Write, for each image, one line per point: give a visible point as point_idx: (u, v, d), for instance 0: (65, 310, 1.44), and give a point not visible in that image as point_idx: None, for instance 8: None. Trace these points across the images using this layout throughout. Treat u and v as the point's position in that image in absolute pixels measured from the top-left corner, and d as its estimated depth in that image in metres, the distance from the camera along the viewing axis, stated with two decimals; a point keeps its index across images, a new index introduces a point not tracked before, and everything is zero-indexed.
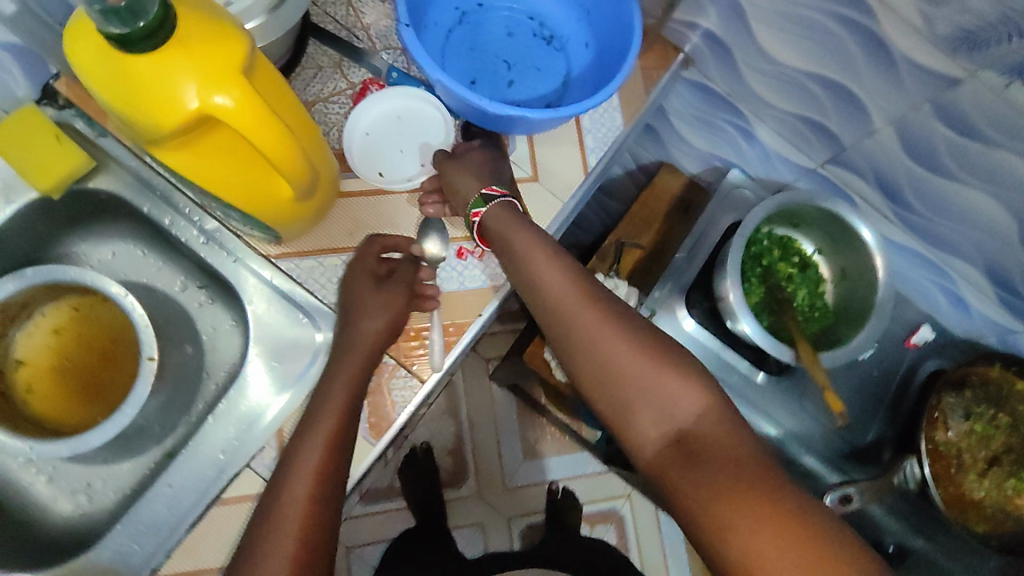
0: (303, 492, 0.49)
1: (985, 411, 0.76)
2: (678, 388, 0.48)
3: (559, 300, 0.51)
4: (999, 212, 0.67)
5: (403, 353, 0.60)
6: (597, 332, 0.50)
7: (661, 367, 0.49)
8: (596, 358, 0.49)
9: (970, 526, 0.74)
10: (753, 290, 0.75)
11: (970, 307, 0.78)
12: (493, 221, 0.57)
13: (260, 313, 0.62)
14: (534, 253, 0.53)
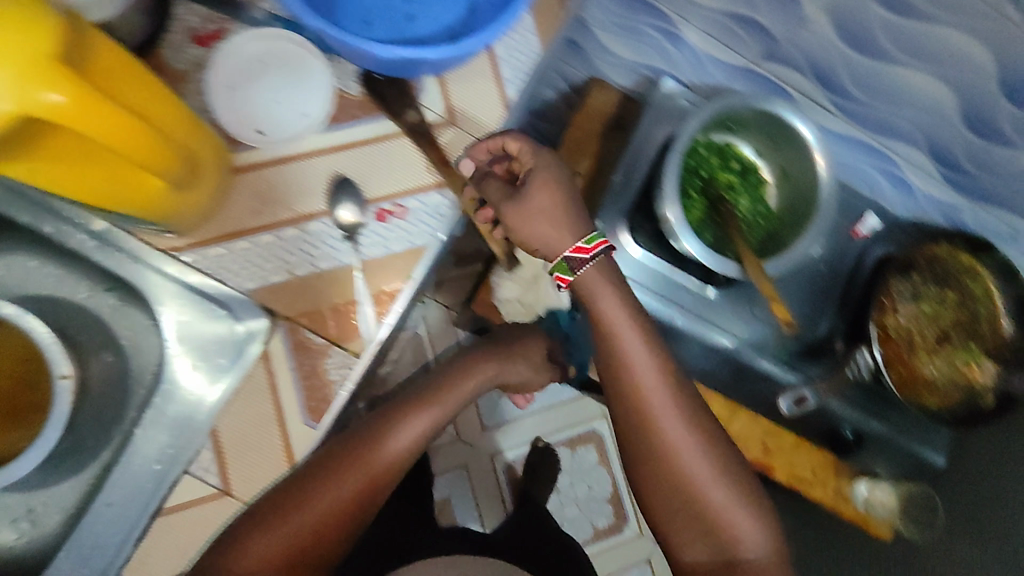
0: (348, 517, 0.59)
1: (932, 290, 0.77)
2: (739, 515, 0.61)
3: (655, 418, 0.60)
4: (944, 93, 0.63)
5: (336, 332, 0.58)
6: (681, 458, 0.60)
7: (728, 489, 0.61)
8: (673, 468, 0.61)
9: (921, 403, 0.76)
10: (693, 205, 0.72)
11: (912, 187, 0.78)
12: (586, 279, 0.61)
13: (178, 314, 0.61)
14: (639, 354, 0.61)
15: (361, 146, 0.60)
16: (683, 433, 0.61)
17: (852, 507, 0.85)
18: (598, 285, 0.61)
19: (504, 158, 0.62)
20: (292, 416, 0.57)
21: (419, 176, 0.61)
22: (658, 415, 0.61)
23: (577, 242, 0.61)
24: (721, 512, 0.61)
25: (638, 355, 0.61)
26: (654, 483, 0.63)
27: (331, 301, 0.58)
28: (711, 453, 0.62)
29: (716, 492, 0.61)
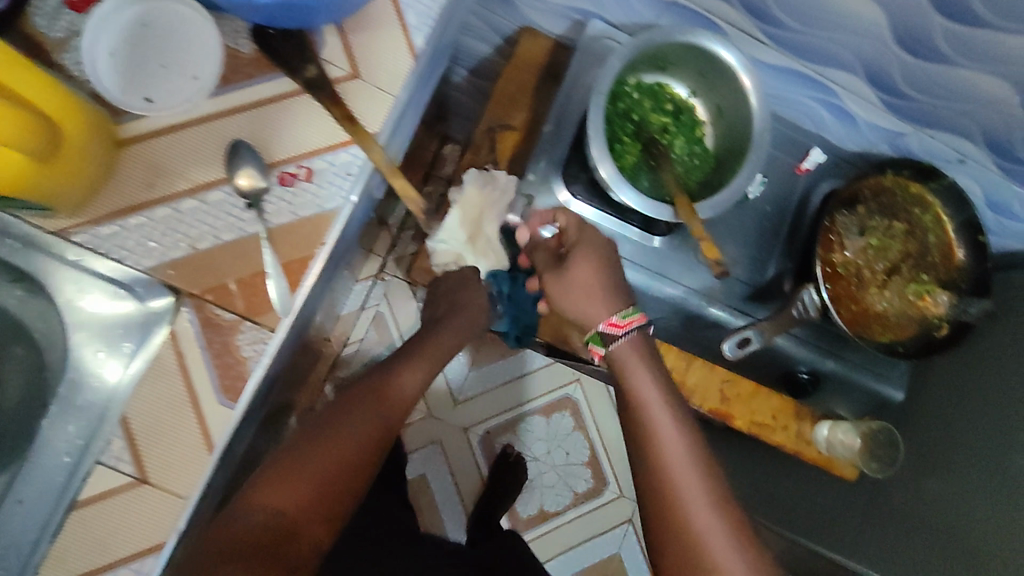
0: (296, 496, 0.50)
1: (879, 222, 0.75)
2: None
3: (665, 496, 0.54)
4: (873, 11, 0.59)
5: (246, 306, 0.56)
6: (695, 517, 0.52)
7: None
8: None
9: (875, 339, 0.74)
10: (626, 150, 0.69)
11: (856, 118, 0.75)
12: (620, 353, 0.62)
13: (88, 302, 0.59)
14: (671, 441, 0.56)
15: (258, 108, 0.57)
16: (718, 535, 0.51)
17: (815, 450, 0.87)
18: (633, 366, 0.61)
19: (553, 230, 0.68)
20: (205, 397, 0.55)
21: (321, 136, 0.57)
22: (687, 501, 0.53)
23: (612, 318, 0.62)
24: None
25: (673, 442, 0.56)
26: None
27: (237, 274, 0.55)
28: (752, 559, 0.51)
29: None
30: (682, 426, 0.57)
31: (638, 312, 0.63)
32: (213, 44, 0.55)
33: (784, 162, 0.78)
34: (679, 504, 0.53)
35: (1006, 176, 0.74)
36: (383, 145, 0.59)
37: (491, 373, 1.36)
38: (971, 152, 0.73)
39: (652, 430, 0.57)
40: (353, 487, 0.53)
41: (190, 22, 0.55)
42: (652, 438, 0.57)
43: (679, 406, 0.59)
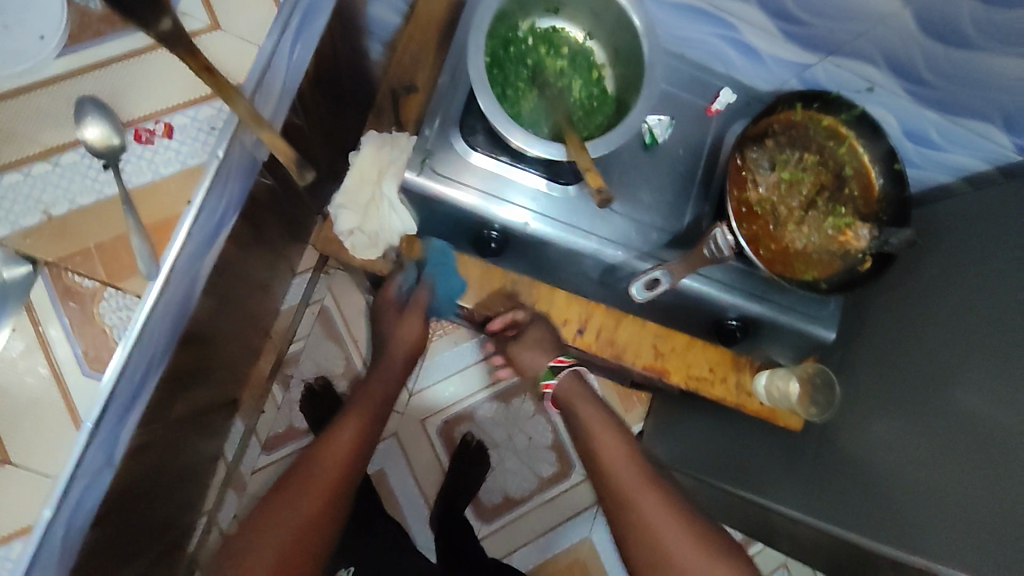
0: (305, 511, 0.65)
1: (790, 155, 0.73)
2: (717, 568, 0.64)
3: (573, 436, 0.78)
4: None
5: (106, 272, 0.53)
6: (604, 442, 0.74)
7: (700, 543, 0.65)
8: (651, 535, 0.66)
9: (799, 276, 0.71)
10: (522, 95, 0.67)
11: (760, 53, 0.73)
12: (561, 387, 0.81)
13: None
14: (610, 441, 0.73)
15: (111, 65, 0.54)
16: (654, 505, 0.67)
17: (758, 401, 0.85)
18: (572, 393, 0.80)
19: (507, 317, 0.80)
20: (71, 369, 0.53)
21: (181, 90, 0.55)
22: (630, 485, 0.69)
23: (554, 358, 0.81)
24: (697, 562, 0.64)
25: (609, 443, 0.73)
26: (646, 558, 0.66)
27: (96, 238, 0.53)
28: (686, 521, 0.66)
29: (685, 545, 0.64)
30: (615, 428, 0.75)
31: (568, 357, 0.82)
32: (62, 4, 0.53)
33: (693, 105, 0.76)
34: (618, 481, 0.70)
35: (917, 101, 0.72)
36: (251, 97, 0.56)
37: (445, 360, 1.35)
38: (878, 79, 0.71)
39: (597, 438, 0.74)
40: (326, 519, 0.66)
41: None
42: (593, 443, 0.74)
43: (608, 415, 0.77)
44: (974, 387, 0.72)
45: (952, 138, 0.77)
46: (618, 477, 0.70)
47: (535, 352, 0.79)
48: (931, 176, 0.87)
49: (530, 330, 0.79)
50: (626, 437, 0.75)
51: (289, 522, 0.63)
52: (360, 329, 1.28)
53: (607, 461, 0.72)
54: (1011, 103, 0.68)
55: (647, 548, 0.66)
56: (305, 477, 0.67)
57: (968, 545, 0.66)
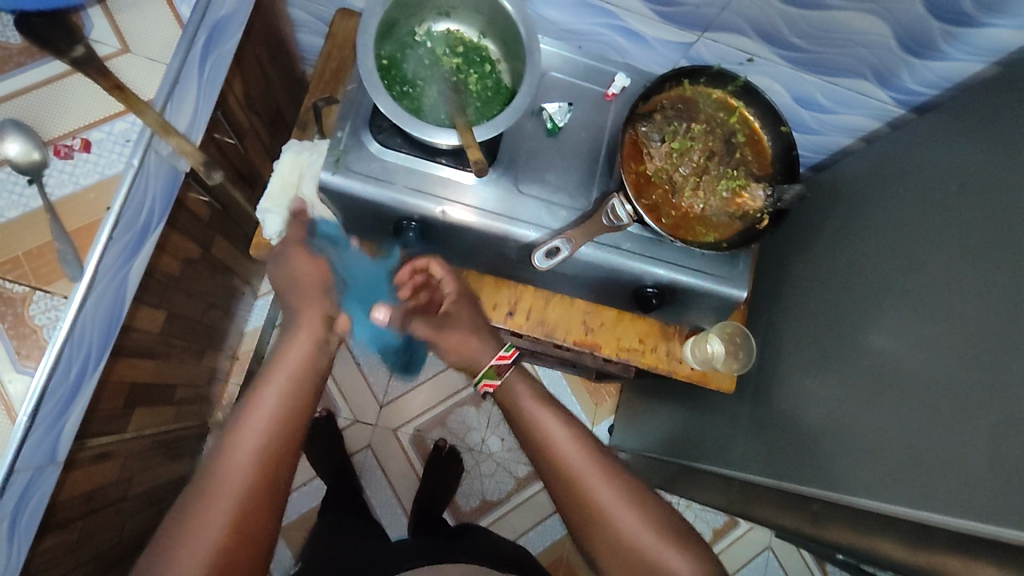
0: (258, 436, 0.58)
1: (680, 126, 0.78)
2: (682, 557, 0.62)
3: (540, 437, 0.66)
4: None
5: (35, 277, 0.58)
6: (569, 449, 0.65)
7: (664, 535, 0.63)
8: (614, 531, 0.63)
9: (699, 239, 0.76)
10: (421, 92, 0.72)
11: (645, 36, 0.79)
12: (509, 386, 0.70)
13: None
14: (563, 437, 0.66)
15: (32, 90, 0.59)
16: (614, 498, 0.63)
17: (689, 366, 0.88)
18: (516, 379, 0.70)
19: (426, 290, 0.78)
20: (5, 367, 0.57)
21: (97, 108, 0.60)
22: (588, 480, 0.64)
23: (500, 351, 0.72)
24: (660, 554, 0.62)
25: (564, 442, 0.66)
26: (608, 554, 0.63)
27: (24, 247, 0.57)
28: (647, 512, 0.64)
29: (650, 536, 0.62)
30: (567, 427, 0.67)
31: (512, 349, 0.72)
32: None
33: (592, 91, 0.82)
34: (577, 481, 0.64)
35: (793, 66, 0.78)
36: (160, 110, 0.62)
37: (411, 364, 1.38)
38: (753, 49, 0.76)
39: (550, 436, 0.66)
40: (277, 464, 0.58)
41: None
42: (546, 445, 0.66)
43: (555, 403, 0.69)
44: (885, 331, 0.75)
45: (837, 99, 0.82)
46: (575, 475, 0.64)
47: (461, 337, 0.73)
48: (834, 140, 0.92)
49: (458, 311, 0.76)
50: (580, 430, 0.67)
51: (228, 488, 0.55)
52: (342, 368, 1.36)
53: (563, 461, 0.65)
54: (875, 59, 0.73)
55: (612, 543, 0.63)
56: (238, 430, 0.58)
57: (896, 480, 0.68)
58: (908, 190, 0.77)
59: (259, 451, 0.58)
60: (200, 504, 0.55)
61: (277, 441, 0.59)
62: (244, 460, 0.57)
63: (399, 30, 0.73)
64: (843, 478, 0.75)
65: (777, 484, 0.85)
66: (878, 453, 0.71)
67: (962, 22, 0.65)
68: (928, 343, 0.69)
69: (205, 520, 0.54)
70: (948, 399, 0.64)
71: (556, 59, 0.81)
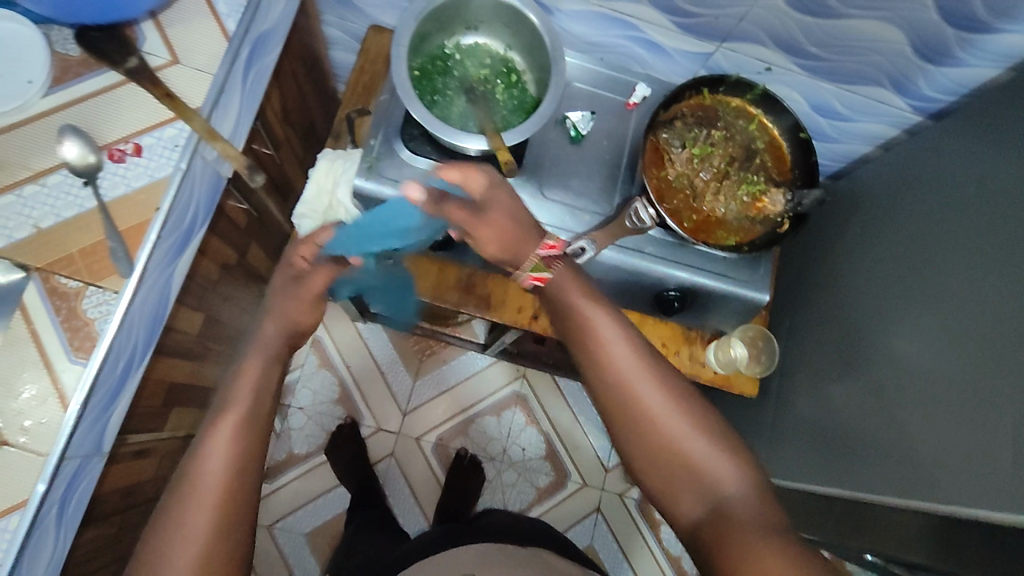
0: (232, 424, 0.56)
1: (700, 133, 0.80)
2: (725, 467, 0.56)
3: (590, 325, 0.62)
4: None
5: (88, 275, 0.61)
6: (616, 343, 0.60)
7: (710, 443, 0.57)
8: (654, 433, 0.58)
9: (720, 242, 0.78)
10: (452, 103, 0.75)
11: (665, 48, 0.82)
12: (559, 276, 0.65)
13: None
14: (610, 334, 0.61)
15: (87, 99, 0.63)
16: (662, 402, 0.58)
17: (711, 370, 0.89)
18: (566, 277, 0.65)
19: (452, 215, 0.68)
20: (59, 358, 0.60)
21: (148, 115, 0.64)
22: (633, 379, 0.59)
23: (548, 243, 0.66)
24: (703, 461, 0.57)
25: (613, 340, 0.61)
26: (645, 456, 0.59)
27: (79, 245, 0.61)
28: (695, 416, 0.58)
29: (693, 439, 0.57)
30: (615, 320, 0.62)
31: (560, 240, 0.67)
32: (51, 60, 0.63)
33: (615, 101, 0.85)
34: (623, 378, 0.59)
35: (811, 74, 0.80)
36: (208, 117, 0.65)
37: (433, 373, 1.41)
38: (771, 59, 0.79)
39: (597, 330, 0.61)
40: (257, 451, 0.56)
41: (34, 40, 0.63)
42: (593, 336, 0.61)
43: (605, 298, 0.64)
44: (905, 333, 0.76)
45: (854, 107, 0.84)
46: (621, 376, 0.59)
47: (501, 229, 0.64)
48: (853, 148, 0.94)
49: (492, 201, 0.64)
50: (625, 325, 0.62)
51: (204, 489, 0.53)
52: (368, 380, 1.39)
53: (609, 360, 0.60)
54: (891, 66, 0.75)
55: (649, 444, 0.58)
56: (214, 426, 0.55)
57: (921, 478, 0.68)
58: (927, 192, 0.78)
59: (239, 451, 0.55)
60: (182, 507, 0.52)
61: (252, 443, 0.56)
62: (219, 465, 0.54)
63: (429, 43, 0.76)
64: (868, 479, 0.76)
65: (804, 487, 0.86)
66: (902, 452, 0.72)
67: (977, 29, 0.67)
68: (952, 343, 0.69)
69: (190, 522, 0.52)
70: (972, 396, 0.65)
71: (579, 71, 0.84)
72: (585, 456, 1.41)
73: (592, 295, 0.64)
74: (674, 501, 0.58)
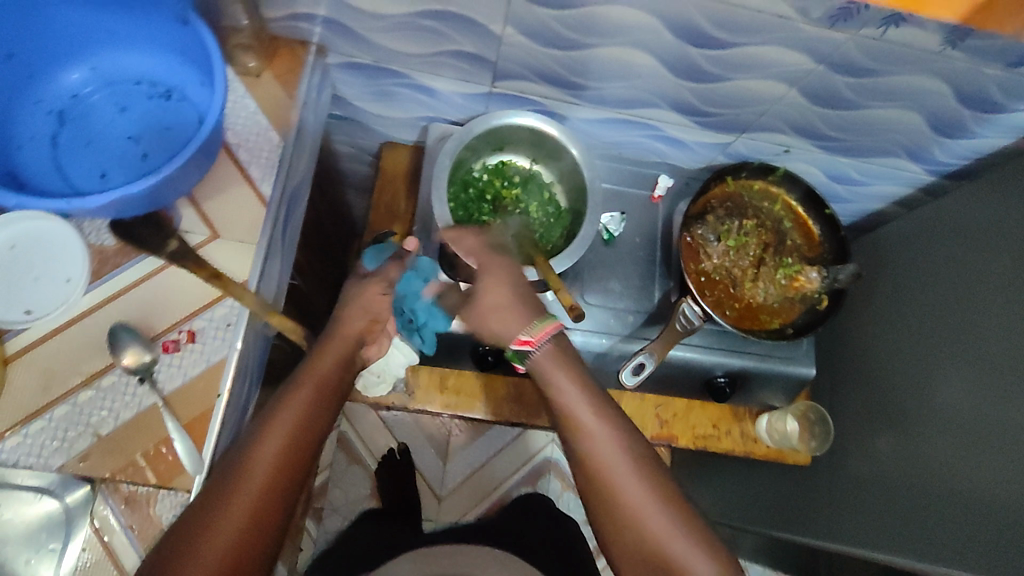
0: (305, 395, 0.56)
1: (732, 224, 0.82)
2: (703, 568, 0.54)
3: (576, 416, 0.58)
4: (647, 60, 0.66)
5: (157, 478, 0.58)
6: (597, 437, 0.57)
7: (693, 543, 0.55)
8: (640, 538, 0.55)
9: (766, 328, 0.79)
10: (490, 227, 0.76)
11: (685, 141, 0.83)
12: (538, 361, 0.60)
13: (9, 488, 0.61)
14: (593, 424, 0.58)
15: (133, 288, 0.62)
16: (645, 499, 0.56)
17: (764, 445, 0.92)
18: (552, 367, 0.60)
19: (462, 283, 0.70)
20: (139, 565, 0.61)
21: (196, 296, 0.62)
22: (618, 478, 0.56)
23: (522, 334, 0.60)
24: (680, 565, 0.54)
25: (595, 431, 0.58)
26: (626, 555, 0.56)
27: (141, 447, 0.59)
28: (681, 519, 0.56)
29: (677, 542, 0.54)
30: (602, 406, 0.59)
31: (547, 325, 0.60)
32: (83, 257, 0.60)
33: (640, 195, 0.85)
34: (602, 469, 0.57)
35: (828, 153, 0.81)
36: (257, 288, 0.63)
37: (463, 453, 1.39)
38: (790, 143, 0.80)
39: (578, 418, 0.58)
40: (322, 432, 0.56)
41: (68, 239, 0.61)
42: (572, 423, 0.59)
43: (590, 384, 0.60)
44: (951, 390, 0.77)
45: (871, 174, 0.86)
46: (602, 470, 0.57)
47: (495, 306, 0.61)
48: (870, 204, 0.96)
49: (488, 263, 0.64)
50: (612, 410, 0.59)
51: (269, 460, 0.52)
52: None
53: (592, 453, 0.57)
54: (908, 141, 0.77)
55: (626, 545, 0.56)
56: (283, 402, 0.55)
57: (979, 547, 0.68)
58: (954, 254, 0.81)
59: (305, 421, 0.55)
60: (240, 477, 0.51)
61: (316, 415, 0.56)
62: (282, 434, 0.53)
63: (460, 170, 0.77)
64: (926, 544, 0.74)
65: (850, 550, 0.84)
66: (959, 511, 0.72)
67: (991, 109, 0.69)
68: (1003, 402, 0.70)
69: (248, 483, 0.51)
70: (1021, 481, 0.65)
71: (603, 170, 0.85)
72: None
73: (583, 379, 0.60)
74: None
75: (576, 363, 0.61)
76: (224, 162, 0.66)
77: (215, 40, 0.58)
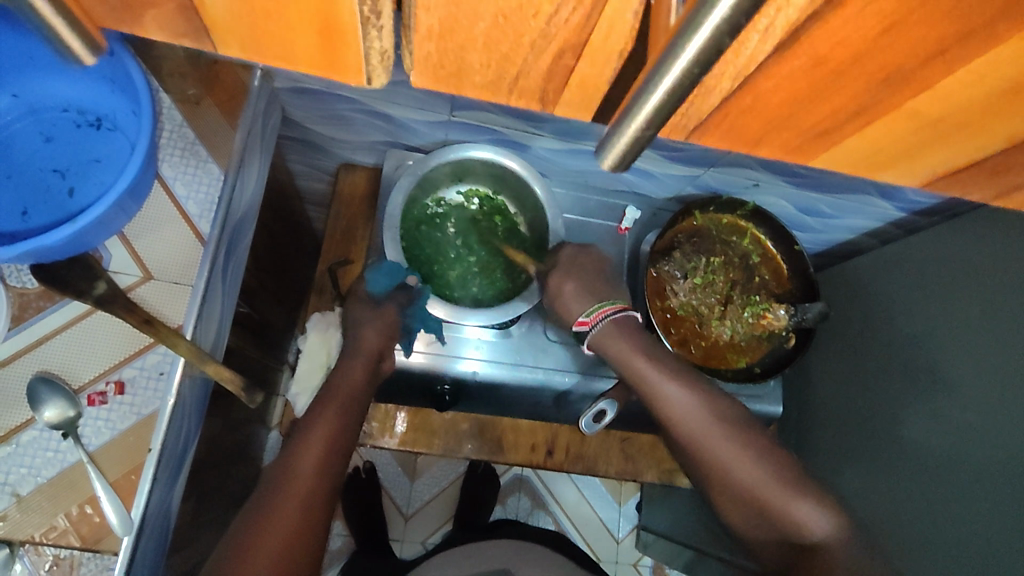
0: (333, 411, 0.59)
1: (699, 261, 0.79)
2: (803, 515, 0.55)
3: (636, 373, 0.62)
4: None
5: (82, 539, 0.55)
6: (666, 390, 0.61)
7: (785, 489, 0.56)
8: (723, 477, 0.58)
9: (732, 366, 0.77)
10: (446, 266, 0.74)
11: (653, 173, 0.79)
12: (601, 335, 0.63)
13: None
14: (656, 378, 0.61)
15: (58, 336, 0.58)
16: (727, 440, 0.58)
17: None
18: (612, 338, 0.63)
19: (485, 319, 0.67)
20: None
21: (126, 344, 0.58)
22: (698, 428, 0.59)
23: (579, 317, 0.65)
24: (786, 512, 0.56)
25: (678, 396, 0.60)
26: (732, 505, 0.58)
27: (65, 507, 0.55)
28: (772, 475, 0.57)
29: (756, 474, 0.57)
30: (659, 355, 0.63)
31: (603, 306, 0.64)
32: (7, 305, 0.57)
33: (607, 226, 0.83)
34: (677, 422, 0.60)
35: (797, 188, 0.79)
36: (193, 335, 0.59)
37: (431, 471, 1.35)
38: (759, 177, 0.78)
39: (642, 375, 0.61)
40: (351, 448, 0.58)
41: None
42: (643, 383, 0.61)
43: (659, 352, 0.63)
44: (915, 435, 0.75)
45: (841, 209, 0.85)
46: (692, 432, 0.60)
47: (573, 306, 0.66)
48: (844, 235, 0.94)
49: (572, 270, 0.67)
50: (669, 362, 0.62)
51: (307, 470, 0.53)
52: None
53: (665, 408, 0.61)
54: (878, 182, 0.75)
55: (732, 495, 0.58)
56: (315, 418, 0.58)
57: None
58: (924, 294, 0.79)
59: (334, 438, 0.57)
60: (281, 484, 0.52)
61: (342, 437, 0.57)
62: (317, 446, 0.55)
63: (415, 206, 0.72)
64: None
65: None
66: (916, 557, 0.70)
67: None
68: (964, 446, 0.68)
69: (289, 489, 0.52)
70: (984, 540, 0.63)
71: (567, 201, 0.82)
72: (596, 531, 1.36)
73: (641, 335, 0.64)
74: (759, 538, 0.57)
75: (637, 329, 0.64)
76: (158, 197, 0.62)
77: (145, 74, 0.53)
